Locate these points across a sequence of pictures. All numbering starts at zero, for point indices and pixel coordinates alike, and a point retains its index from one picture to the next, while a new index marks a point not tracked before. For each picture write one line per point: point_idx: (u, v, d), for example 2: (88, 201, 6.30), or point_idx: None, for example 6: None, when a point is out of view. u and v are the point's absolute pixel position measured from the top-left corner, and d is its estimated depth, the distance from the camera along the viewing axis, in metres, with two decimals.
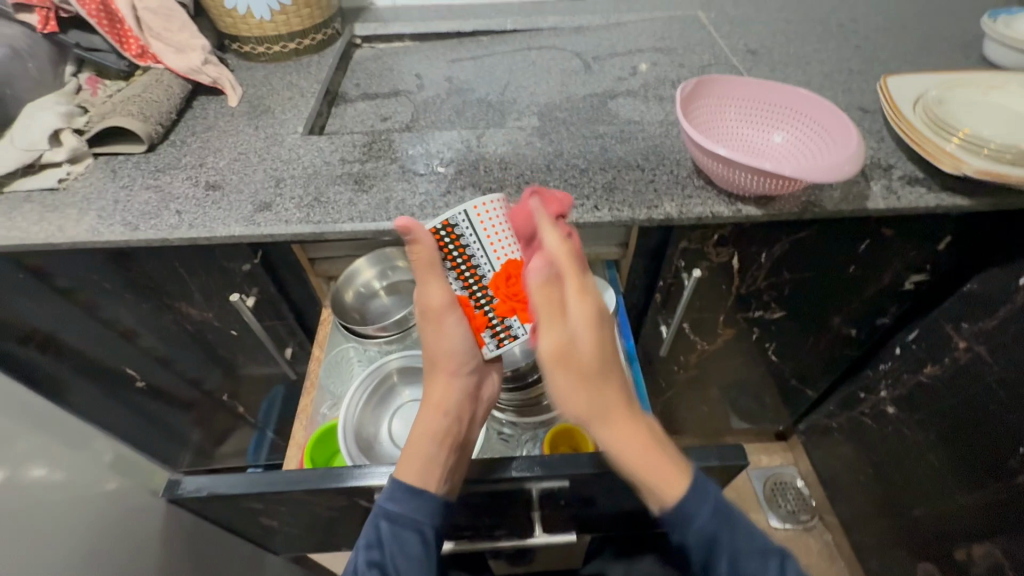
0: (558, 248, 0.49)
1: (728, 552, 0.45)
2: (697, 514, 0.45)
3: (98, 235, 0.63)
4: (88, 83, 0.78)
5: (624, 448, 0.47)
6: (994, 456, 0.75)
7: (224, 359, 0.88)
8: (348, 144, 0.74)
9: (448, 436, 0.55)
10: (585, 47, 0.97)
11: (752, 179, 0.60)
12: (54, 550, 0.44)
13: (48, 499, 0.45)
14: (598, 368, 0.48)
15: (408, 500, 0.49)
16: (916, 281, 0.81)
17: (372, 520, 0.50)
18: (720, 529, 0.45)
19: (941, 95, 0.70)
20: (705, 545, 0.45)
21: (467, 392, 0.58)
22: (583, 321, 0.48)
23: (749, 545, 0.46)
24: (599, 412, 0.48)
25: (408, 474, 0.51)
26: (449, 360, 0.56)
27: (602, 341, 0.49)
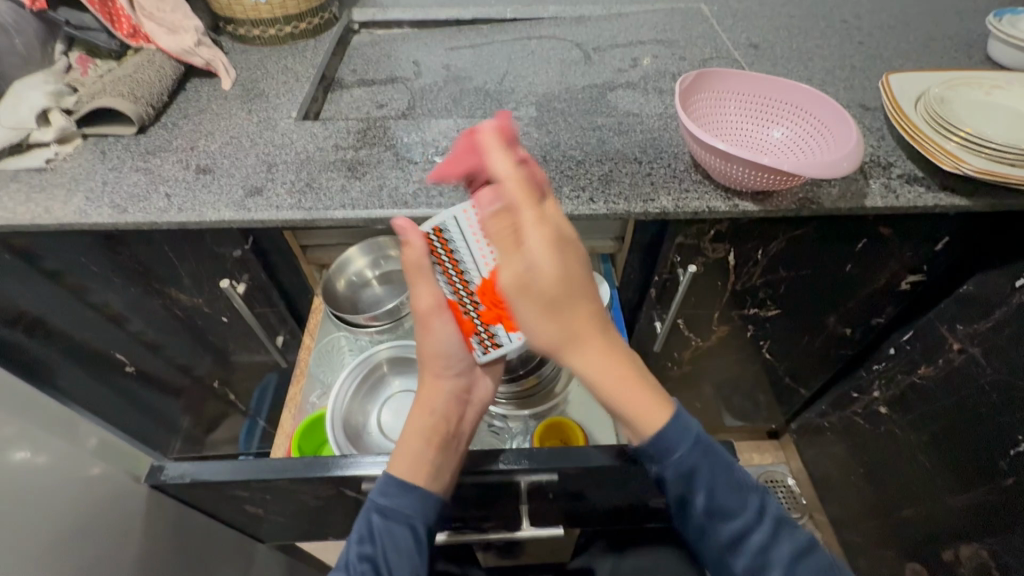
0: (512, 176, 0.43)
1: (708, 486, 0.44)
2: (676, 447, 0.43)
3: (86, 217, 0.62)
4: (78, 63, 0.76)
5: (601, 379, 0.43)
6: (985, 457, 0.75)
7: (214, 346, 0.87)
8: (342, 130, 0.73)
9: (436, 433, 0.54)
10: (586, 37, 0.96)
11: (750, 174, 0.60)
12: (36, 534, 0.44)
13: (30, 483, 0.44)
14: (569, 298, 0.42)
15: (400, 496, 0.49)
16: (913, 281, 0.81)
17: (364, 514, 0.49)
18: (702, 458, 0.43)
19: (944, 93, 0.69)
20: (684, 476, 0.43)
21: (456, 395, 0.58)
22: (545, 249, 0.41)
23: (728, 480, 0.44)
24: (572, 337, 0.42)
25: (396, 469, 0.50)
26: (436, 363, 0.57)
27: (567, 267, 0.42)
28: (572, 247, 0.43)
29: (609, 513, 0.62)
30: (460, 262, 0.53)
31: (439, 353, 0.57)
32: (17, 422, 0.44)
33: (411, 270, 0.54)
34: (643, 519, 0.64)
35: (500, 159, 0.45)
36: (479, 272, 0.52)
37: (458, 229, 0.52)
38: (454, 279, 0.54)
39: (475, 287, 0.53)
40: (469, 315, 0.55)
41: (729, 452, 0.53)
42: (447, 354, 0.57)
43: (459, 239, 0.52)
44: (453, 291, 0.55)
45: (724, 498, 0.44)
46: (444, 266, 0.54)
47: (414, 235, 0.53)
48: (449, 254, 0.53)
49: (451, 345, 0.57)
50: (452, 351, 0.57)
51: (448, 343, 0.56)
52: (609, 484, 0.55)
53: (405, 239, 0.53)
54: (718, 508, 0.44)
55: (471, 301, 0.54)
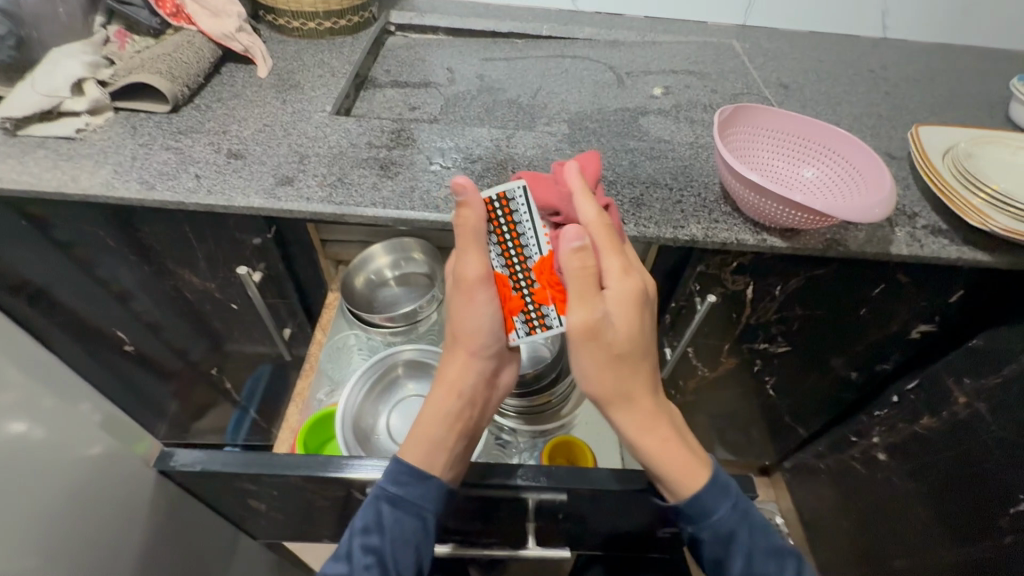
0: (598, 223, 0.47)
1: (745, 551, 0.45)
2: (717, 510, 0.45)
3: (113, 190, 0.61)
4: (116, 36, 0.76)
5: (648, 441, 0.47)
6: (985, 514, 0.75)
7: (218, 332, 0.86)
8: (376, 129, 0.73)
9: (460, 421, 0.52)
10: (619, 61, 0.97)
11: (782, 211, 0.60)
12: (41, 516, 0.41)
13: (39, 461, 0.42)
14: (636, 350, 0.47)
15: (412, 485, 0.48)
16: (924, 330, 0.81)
17: (372, 503, 0.47)
18: (740, 523, 0.45)
19: (971, 149, 0.70)
20: (722, 540, 0.45)
21: (485, 377, 0.54)
22: (623, 309, 0.46)
23: (766, 547, 0.46)
24: (625, 395, 0.48)
25: (411, 456, 0.49)
26: (471, 341, 0.52)
27: (638, 325, 0.47)
28: (642, 301, 0.47)
29: (613, 539, 0.61)
30: (523, 236, 0.50)
31: (477, 330, 0.52)
32: (11, 390, 0.40)
33: (466, 234, 0.49)
34: (645, 547, 0.63)
35: (587, 205, 0.47)
36: (540, 247, 0.50)
37: (525, 199, 0.49)
38: (510, 251, 0.50)
39: (532, 264, 0.50)
40: (518, 291, 0.51)
41: (745, 488, 0.53)
42: (482, 333, 0.52)
43: (524, 209, 0.49)
44: (505, 265, 0.51)
45: (762, 563, 0.46)
46: (503, 239, 0.50)
47: (473, 196, 0.48)
48: (511, 229, 0.50)
49: (492, 322, 0.52)
50: (488, 331, 0.52)
51: (485, 322, 0.52)
52: (621, 509, 0.54)
53: (461, 200, 0.48)
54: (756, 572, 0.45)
55: (525, 277, 0.50)
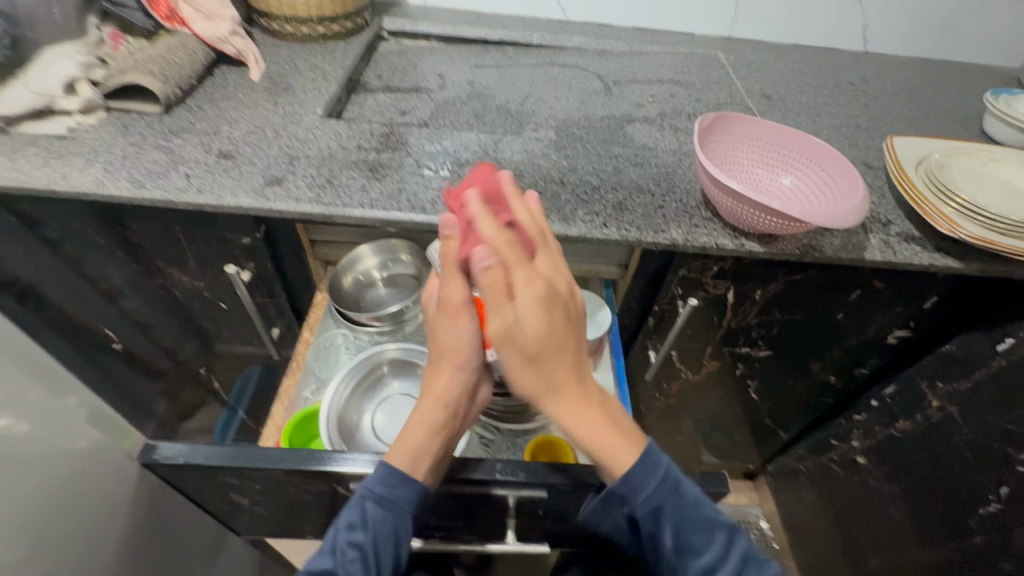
0: (501, 239, 0.44)
1: (677, 521, 0.44)
2: (643, 488, 0.44)
3: (103, 188, 0.62)
4: (111, 37, 0.77)
5: (577, 428, 0.45)
6: (957, 516, 0.77)
7: (206, 331, 0.87)
8: (366, 132, 0.74)
9: (445, 428, 0.52)
10: (607, 70, 0.99)
11: (759, 217, 0.62)
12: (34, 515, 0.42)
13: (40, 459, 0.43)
14: (553, 348, 0.44)
15: (399, 488, 0.48)
16: (899, 336, 0.83)
17: (356, 501, 0.47)
18: (667, 498, 0.44)
19: (943, 160, 0.72)
20: (653, 514, 0.44)
21: (468, 389, 0.55)
22: (533, 309, 0.43)
23: (696, 517, 0.45)
24: (550, 388, 0.45)
25: (397, 460, 0.49)
26: (456, 353, 0.54)
27: (551, 323, 0.44)
28: (562, 301, 0.45)
29: (592, 537, 0.62)
30: None
31: (459, 346, 0.53)
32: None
33: (449, 265, 0.50)
34: (622, 547, 0.65)
35: (488, 224, 0.44)
36: None
37: None
38: None
39: None
40: (487, 303, 0.55)
41: (719, 484, 0.54)
42: (467, 348, 0.54)
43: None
44: None
45: (689, 532, 0.44)
46: None
47: (458, 228, 0.50)
48: None
49: (474, 340, 0.53)
50: (472, 346, 0.54)
51: (468, 341, 0.53)
52: None
53: (445, 233, 0.50)
54: (686, 543, 0.44)
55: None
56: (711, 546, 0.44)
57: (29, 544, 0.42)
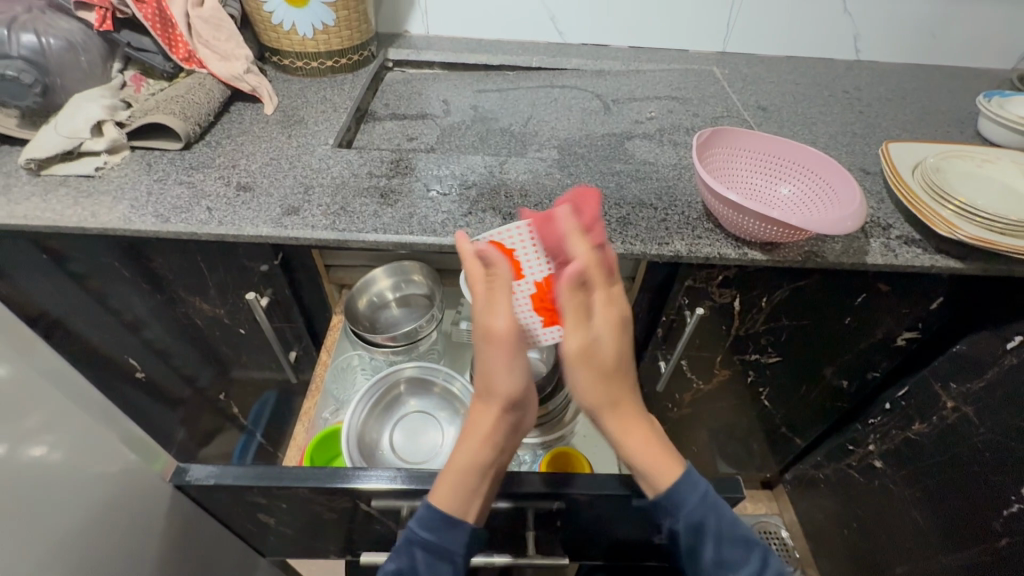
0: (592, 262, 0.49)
1: (716, 536, 0.46)
2: (685, 501, 0.46)
3: (130, 224, 0.65)
4: (133, 81, 0.82)
5: (632, 441, 0.49)
6: (979, 518, 0.77)
7: (226, 358, 0.89)
8: (376, 159, 0.77)
9: (492, 467, 0.50)
10: (605, 89, 1.02)
11: (760, 227, 0.64)
12: (86, 540, 0.45)
13: (90, 488, 0.45)
14: (608, 379, 0.50)
15: (446, 531, 0.47)
16: (909, 338, 0.84)
17: (405, 547, 0.47)
18: (710, 512, 0.46)
19: (939, 163, 0.74)
20: (693, 529, 0.46)
21: (513, 425, 0.53)
22: (610, 330, 0.50)
23: (734, 535, 0.47)
24: (611, 402, 0.50)
25: (443, 501, 0.48)
26: (504, 392, 0.51)
27: (620, 344, 0.50)
28: (619, 336, 0.50)
29: (611, 547, 0.63)
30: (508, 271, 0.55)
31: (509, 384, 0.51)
32: (40, 412, 0.41)
33: (496, 288, 0.51)
34: (640, 556, 0.65)
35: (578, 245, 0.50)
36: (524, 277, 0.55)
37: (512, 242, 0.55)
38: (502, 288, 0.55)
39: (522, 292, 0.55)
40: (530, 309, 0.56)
41: (733, 489, 0.55)
42: (516, 386, 0.52)
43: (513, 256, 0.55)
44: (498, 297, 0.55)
45: (727, 549, 0.46)
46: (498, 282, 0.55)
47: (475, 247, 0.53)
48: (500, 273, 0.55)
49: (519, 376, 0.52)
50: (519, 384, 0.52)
51: (514, 377, 0.51)
52: (616, 515, 0.56)
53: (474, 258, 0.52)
54: (725, 558, 0.46)
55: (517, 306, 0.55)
56: (750, 565, 0.46)
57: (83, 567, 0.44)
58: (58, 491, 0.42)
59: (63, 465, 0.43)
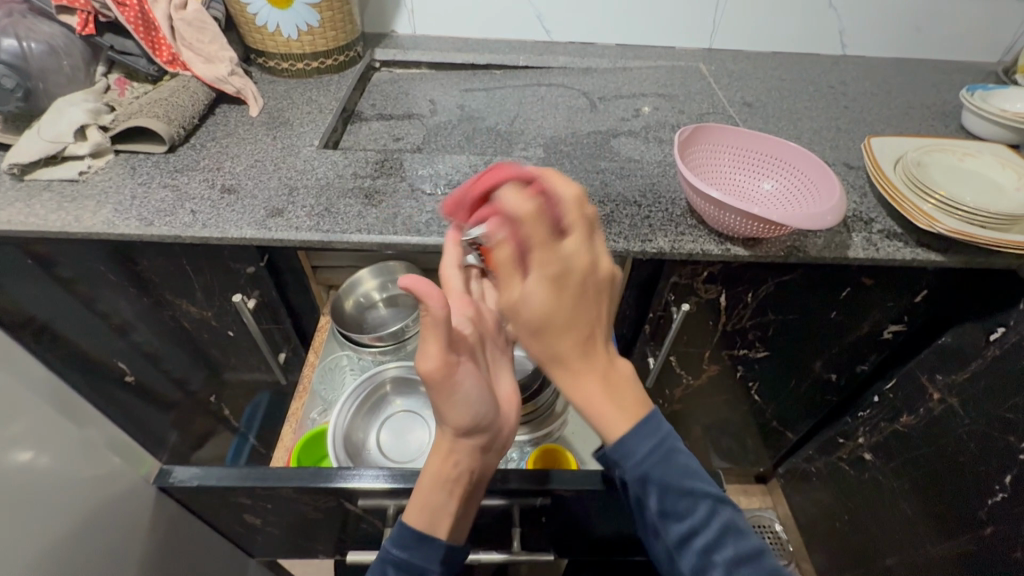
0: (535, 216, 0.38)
1: (662, 487, 0.44)
2: (634, 452, 0.44)
3: (114, 228, 0.65)
4: (117, 84, 0.82)
5: (581, 401, 0.44)
6: (965, 508, 0.77)
7: (216, 360, 0.89)
8: (361, 160, 0.77)
9: (460, 484, 0.49)
10: (592, 87, 1.03)
11: (741, 222, 0.64)
12: (73, 543, 0.45)
13: (76, 491, 0.45)
14: (559, 328, 0.41)
15: (417, 549, 0.47)
16: (894, 331, 0.84)
17: (377, 566, 0.47)
18: (657, 464, 0.44)
19: (920, 158, 0.74)
20: (639, 481, 0.44)
21: (480, 445, 0.50)
22: (542, 290, 0.40)
23: (681, 487, 0.44)
24: (556, 360, 0.43)
25: (413, 519, 0.48)
26: (454, 419, 0.47)
27: (560, 305, 0.40)
28: (581, 280, 0.40)
29: (599, 543, 0.64)
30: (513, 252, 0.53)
31: (463, 409, 0.48)
32: (23, 418, 0.41)
33: (430, 330, 0.45)
34: (630, 551, 0.66)
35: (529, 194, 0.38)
36: None
37: None
38: None
39: None
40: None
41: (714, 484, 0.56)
42: (470, 408, 0.48)
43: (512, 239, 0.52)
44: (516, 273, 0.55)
45: (673, 500, 0.44)
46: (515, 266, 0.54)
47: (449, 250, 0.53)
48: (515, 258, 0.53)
49: (473, 400, 0.48)
50: (475, 406, 0.48)
51: (468, 402, 0.47)
52: (599, 511, 0.56)
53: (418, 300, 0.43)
54: (669, 509, 0.44)
55: None
56: (698, 515, 0.43)
57: (71, 569, 0.45)
58: (45, 495, 0.42)
59: (49, 468, 0.43)
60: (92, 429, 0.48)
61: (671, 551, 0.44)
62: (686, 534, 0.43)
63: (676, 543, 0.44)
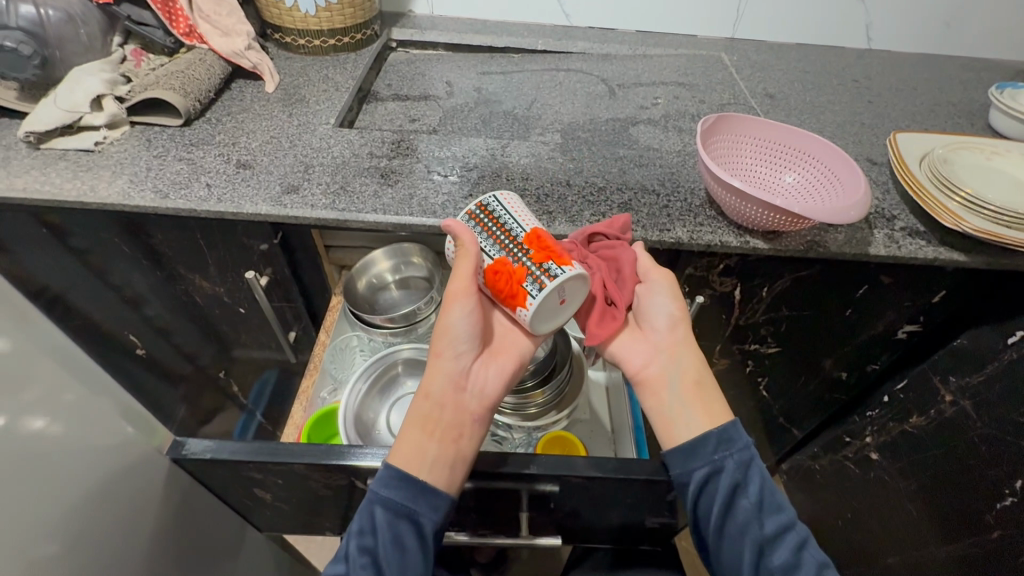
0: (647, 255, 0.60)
1: (761, 479, 0.50)
2: (739, 438, 0.51)
3: (129, 199, 0.64)
4: (132, 55, 0.81)
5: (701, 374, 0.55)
6: (974, 513, 0.75)
7: (226, 337, 0.90)
8: (377, 140, 0.77)
9: (436, 425, 0.50)
10: (612, 74, 1.01)
11: (761, 214, 0.63)
12: (89, 511, 0.45)
13: (91, 461, 0.46)
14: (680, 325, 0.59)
15: (402, 488, 0.46)
16: (909, 331, 0.83)
17: (366, 506, 0.47)
18: (756, 456, 0.51)
19: (947, 155, 0.73)
20: (744, 466, 0.50)
21: (456, 380, 0.52)
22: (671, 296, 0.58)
23: (770, 486, 0.51)
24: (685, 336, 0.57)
25: (395, 459, 0.48)
26: (441, 346, 0.52)
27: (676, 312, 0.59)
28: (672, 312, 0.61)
29: (606, 532, 0.64)
30: (503, 220, 0.52)
31: (451, 336, 0.52)
32: (38, 386, 0.41)
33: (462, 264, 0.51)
34: (636, 540, 0.66)
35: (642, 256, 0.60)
36: (521, 226, 0.52)
37: (502, 205, 0.53)
38: (501, 238, 0.52)
39: (522, 236, 0.51)
40: (519, 261, 0.50)
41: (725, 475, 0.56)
42: (456, 336, 0.52)
43: (502, 209, 0.53)
44: (500, 248, 0.51)
45: (770, 494, 0.50)
46: (496, 237, 0.52)
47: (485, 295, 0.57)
48: (499, 227, 0.52)
49: (463, 328, 0.52)
50: (462, 334, 0.52)
51: (460, 333, 0.52)
52: (606, 499, 0.56)
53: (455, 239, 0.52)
54: (765, 501, 0.49)
55: (520, 249, 0.51)
56: (787, 514, 0.50)
57: (86, 537, 0.45)
58: (60, 463, 0.42)
59: (64, 437, 0.43)
60: (106, 399, 0.47)
61: (761, 545, 0.48)
62: (778, 529, 0.49)
63: (761, 539, 0.48)
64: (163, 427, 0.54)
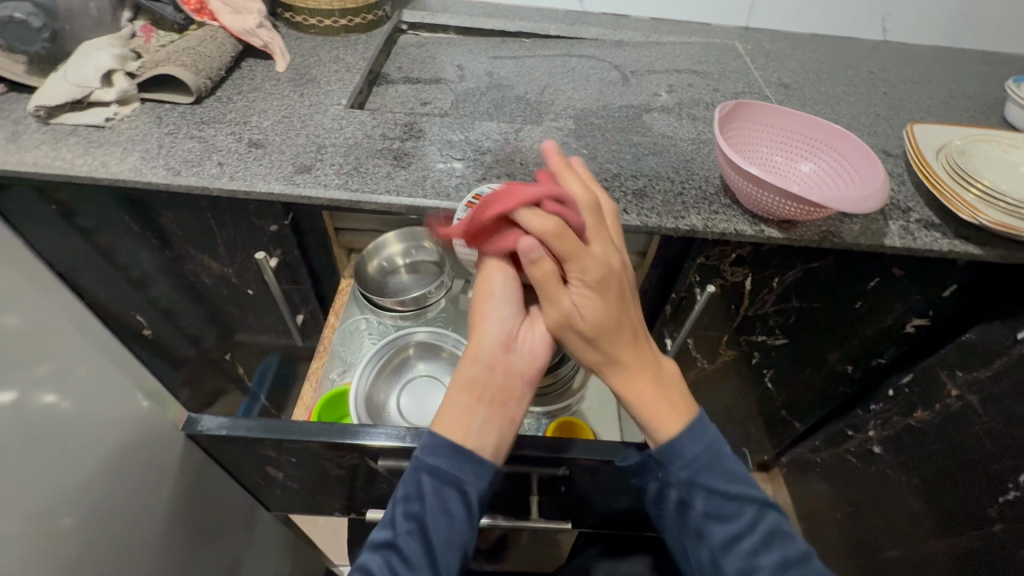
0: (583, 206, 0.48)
1: (709, 491, 0.47)
2: (686, 451, 0.47)
3: (140, 176, 0.64)
4: (142, 31, 0.80)
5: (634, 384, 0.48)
6: (976, 505, 0.76)
7: (233, 318, 0.89)
8: (389, 122, 0.76)
9: (481, 390, 0.48)
10: (624, 61, 1.00)
11: (778, 202, 0.63)
12: (104, 485, 0.45)
13: (105, 435, 0.45)
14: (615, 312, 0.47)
15: (450, 457, 0.46)
16: (917, 325, 0.83)
17: (412, 473, 0.47)
18: (700, 471, 0.47)
19: (964, 147, 0.72)
20: (688, 483, 0.47)
21: (503, 343, 0.49)
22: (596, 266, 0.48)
23: (726, 491, 0.47)
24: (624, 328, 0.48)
25: (438, 428, 0.47)
26: (485, 307, 0.50)
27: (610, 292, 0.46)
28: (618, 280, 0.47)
29: (613, 517, 0.64)
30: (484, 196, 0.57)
31: (493, 299, 0.50)
32: (50, 361, 0.41)
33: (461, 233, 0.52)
34: (643, 526, 0.66)
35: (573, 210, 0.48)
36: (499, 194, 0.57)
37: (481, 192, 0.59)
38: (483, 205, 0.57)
39: None
40: None
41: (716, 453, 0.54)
42: (500, 298, 0.50)
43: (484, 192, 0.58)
44: None
45: (719, 503, 0.47)
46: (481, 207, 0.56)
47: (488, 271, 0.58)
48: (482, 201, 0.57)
49: (506, 290, 0.50)
50: (505, 296, 0.50)
51: (502, 296, 0.50)
52: (617, 484, 0.56)
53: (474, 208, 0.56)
54: (715, 511, 0.47)
55: None
56: (744, 518, 0.47)
57: (102, 510, 0.45)
58: (75, 436, 0.42)
59: (78, 410, 0.43)
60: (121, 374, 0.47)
61: (715, 551, 0.48)
62: (731, 537, 0.47)
63: (728, 545, 0.47)
64: (177, 404, 0.54)
